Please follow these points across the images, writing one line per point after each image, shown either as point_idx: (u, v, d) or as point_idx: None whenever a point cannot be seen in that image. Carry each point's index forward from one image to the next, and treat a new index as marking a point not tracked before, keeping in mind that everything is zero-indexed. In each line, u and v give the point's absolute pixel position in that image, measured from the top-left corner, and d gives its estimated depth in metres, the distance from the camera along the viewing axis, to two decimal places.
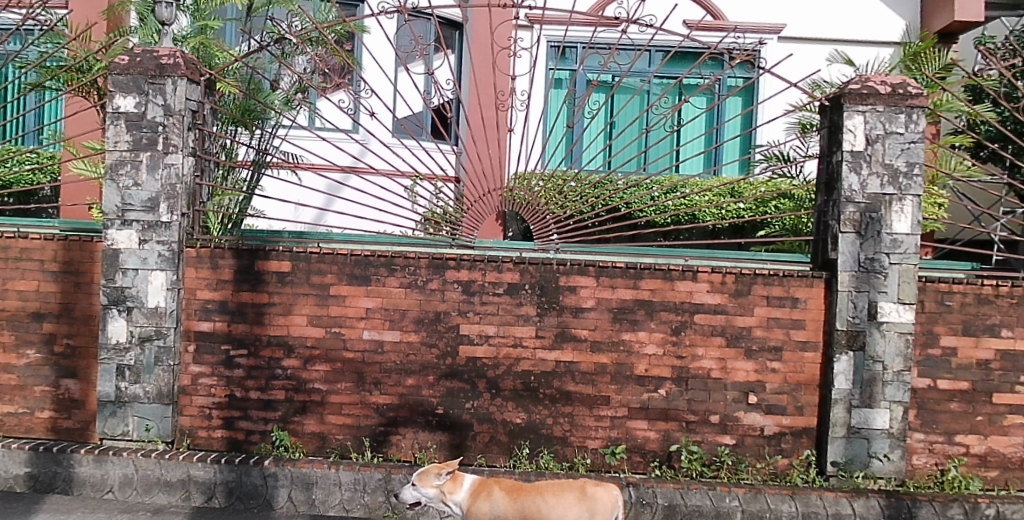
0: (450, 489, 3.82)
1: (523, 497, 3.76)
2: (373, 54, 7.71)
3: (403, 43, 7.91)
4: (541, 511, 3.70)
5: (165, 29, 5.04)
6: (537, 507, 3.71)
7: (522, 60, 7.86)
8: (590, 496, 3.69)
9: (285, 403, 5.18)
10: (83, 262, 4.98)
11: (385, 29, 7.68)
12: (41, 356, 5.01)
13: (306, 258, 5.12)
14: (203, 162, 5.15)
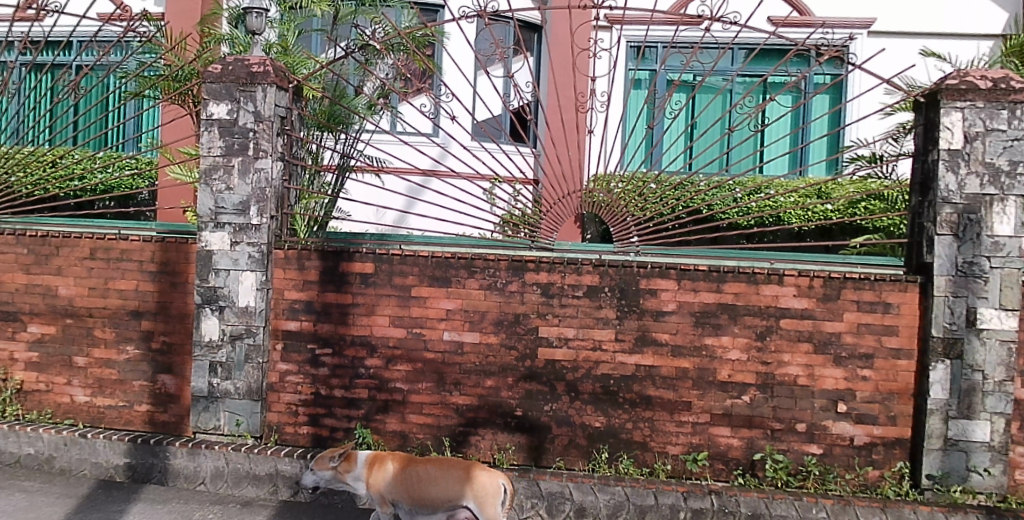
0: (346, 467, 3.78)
1: (412, 476, 3.69)
2: (453, 57, 7.86)
3: (483, 47, 8.03)
4: (426, 488, 3.65)
5: (255, 38, 5.19)
6: (425, 487, 3.65)
7: (601, 61, 7.88)
8: (474, 481, 3.58)
9: (368, 401, 5.27)
10: (178, 263, 5.10)
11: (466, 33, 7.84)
12: (140, 352, 5.15)
13: (388, 260, 5.22)
14: (291, 166, 5.28)
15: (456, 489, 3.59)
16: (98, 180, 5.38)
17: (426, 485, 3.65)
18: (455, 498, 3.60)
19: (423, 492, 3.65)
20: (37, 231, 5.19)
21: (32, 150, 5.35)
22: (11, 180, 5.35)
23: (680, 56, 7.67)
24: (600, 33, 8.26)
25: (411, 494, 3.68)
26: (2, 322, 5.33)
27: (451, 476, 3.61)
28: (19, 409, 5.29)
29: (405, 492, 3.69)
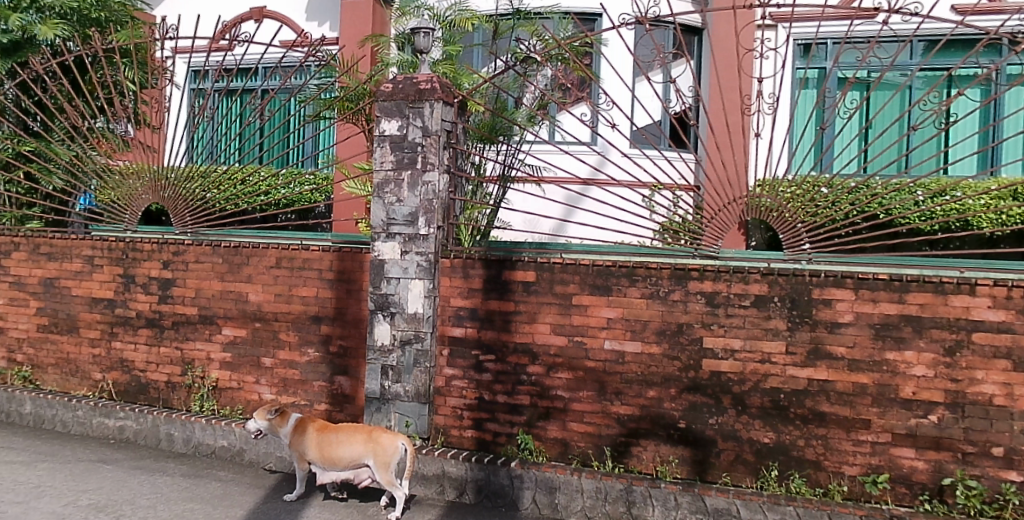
0: (279, 426, 4.69)
1: (329, 436, 4.54)
2: (613, 63, 8.00)
3: (643, 52, 8.12)
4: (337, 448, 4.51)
5: (423, 57, 5.39)
6: (337, 447, 4.50)
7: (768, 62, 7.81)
8: (378, 444, 4.43)
9: (530, 408, 5.34)
10: (354, 271, 5.28)
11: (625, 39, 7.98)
12: (320, 354, 5.33)
13: (549, 269, 5.27)
14: (456, 179, 5.43)
15: (363, 451, 4.44)
16: (282, 195, 5.66)
17: (339, 445, 4.50)
18: (362, 456, 4.46)
19: (335, 452, 4.47)
20: (230, 242, 5.43)
21: (224, 168, 5.58)
22: (207, 195, 5.62)
23: (856, 52, 7.68)
24: (767, 32, 8.07)
25: (327, 452, 4.55)
26: (197, 325, 5.54)
27: (360, 441, 4.46)
28: (214, 404, 5.52)
29: (323, 450, 4.55)
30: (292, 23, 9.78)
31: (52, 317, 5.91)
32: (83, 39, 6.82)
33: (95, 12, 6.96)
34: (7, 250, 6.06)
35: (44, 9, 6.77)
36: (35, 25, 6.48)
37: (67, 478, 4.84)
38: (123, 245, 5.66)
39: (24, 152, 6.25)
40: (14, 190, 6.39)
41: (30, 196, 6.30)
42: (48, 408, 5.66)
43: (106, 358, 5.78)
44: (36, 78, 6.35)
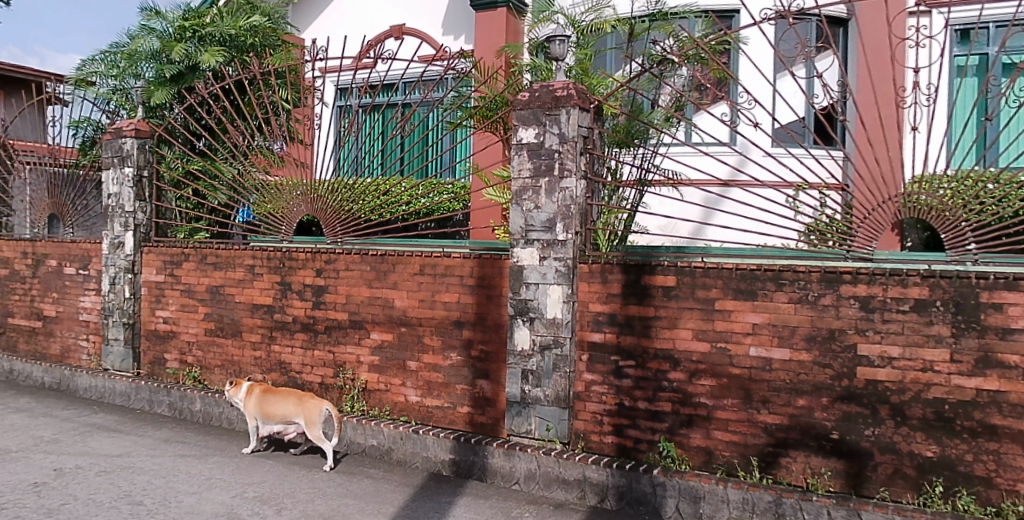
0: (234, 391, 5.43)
1: (268, 399, 5.24)
2: (752, 59, 7.89)
3: (786, 47, 7.89)
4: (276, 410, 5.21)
5: (559, 65, 5.44)
6: (275, 407, 5.21)
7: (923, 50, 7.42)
8: (306, 407, 5.10)
9: (672, 415, 5.22)
10: (495, 277, 5.38)
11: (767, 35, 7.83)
12: (461, 359, 5.46)
13: (691, 273, 5.13)
14: (594, 184, 5.43)
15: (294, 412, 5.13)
16: (423, 205, 5.80)
17: (275, 406, 5.21)
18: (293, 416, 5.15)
19: (272, 412, 5.18)
20: (376, 251, 5.66)
21: (368, 180, 5.83)
22: (352, 208, 5.90)
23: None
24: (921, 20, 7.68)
25: (266, 411, 5.27)
26: (347, 329, 5.82)
27: (292, 405, 5.15)
28: (364, 405, 5.79)
29: (264, 409, 5.26)
30: (430, 40, 10.32)
31: (218, 322, 6.38)
32: (240, 64, 7.66)
33: (250, 39, 7.80)
34: (177, 260, 6.58)
35: (205, 37, 7.65)
36: (199, 54, 7.42)
37: (235, 471, 5.18)
38: (280, 254, 6.03)
39: (191, 170, 6.86)
40: (184, 205, 7.00)
41: (198, 211, 6.86)
42: (215, 406, 6.08)
43: (266, 360, 6.17)
44: (201, 101, 7.10)
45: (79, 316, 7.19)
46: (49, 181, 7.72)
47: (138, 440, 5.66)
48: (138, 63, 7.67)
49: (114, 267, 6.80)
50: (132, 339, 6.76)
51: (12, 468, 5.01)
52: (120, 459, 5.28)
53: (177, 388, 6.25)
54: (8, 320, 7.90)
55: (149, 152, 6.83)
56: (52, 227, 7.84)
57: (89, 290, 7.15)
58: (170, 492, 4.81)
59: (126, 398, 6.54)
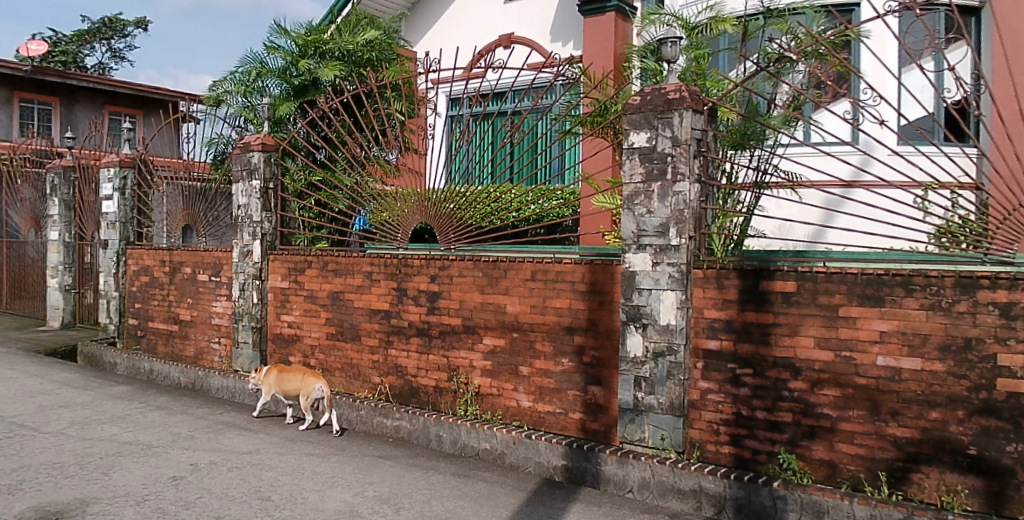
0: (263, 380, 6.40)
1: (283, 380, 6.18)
2: (877, 53, 7.75)
3: (913, 39, 7.67)
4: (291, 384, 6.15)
5: (671, 68, 5.38)
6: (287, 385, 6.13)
7: None
8: (307, 383, 6.02)
9: (793, 426, 4.93)
10: (606, 283, 5.34)
11: (892, 27, 7.70)
12: (574, 364, 5.46)
13: (812, 278, 4.83)
14: (708, 188, 5.31)
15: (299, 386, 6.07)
16: (533, 211, 5.86)
17: (286, 382, 6.13)
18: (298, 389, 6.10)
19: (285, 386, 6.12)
20: (487, 257, 5.76)
21: (477, 188, 5.94)
22: (462, 215, 6.04)
23: None
24: None
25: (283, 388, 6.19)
26: (461, 334, 5.92)
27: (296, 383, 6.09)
28: (477, 409, 5.87)
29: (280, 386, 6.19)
30: (539, 48, 10.48)
31: (338, 326, 6.63)
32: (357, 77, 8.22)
33: (367, 54, 8.38)
34: (301, 267, 6.88)
35: (326, 53, 8.24)
36: (319, 69, 8.07)
37: (355, 470, 5.35)
38: (396, 261, 6.22)
39: (314, 181, 7.03)
40: (307, 214, 7.18)
41: (320, 220, 7.02)
42: (337, 407, 6.35)
43: (383, 364, 6.36)
44: (324, 114, 7.33)
45: (211, 320, 7.65)
46: (185, 194, 8.26)
47: (266, 439, 5.94)
48: (264, 79, 8.22)
49: (243, 273, 7.18)
50: (259, 342, 7.12)
51: (154, 462, 5.36)
52: (250, 456, 5.56)
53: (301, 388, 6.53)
54: (147, 324, 8.47)
55: (275, 165, 7.19)
56: (187, 236, 8.32)
57: (219, 295, 7.60)
58: (296, 489, 5.02)
59: (255, 398, 6.88)
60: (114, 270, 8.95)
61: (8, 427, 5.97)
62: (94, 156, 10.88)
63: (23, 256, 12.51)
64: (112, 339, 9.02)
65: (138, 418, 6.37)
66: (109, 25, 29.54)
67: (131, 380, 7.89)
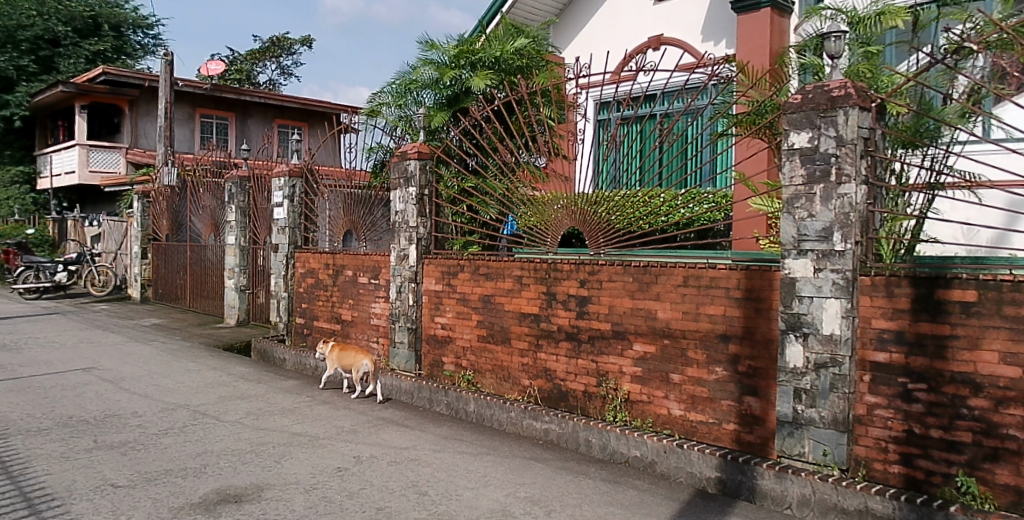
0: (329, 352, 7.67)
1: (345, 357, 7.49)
2: None
3: None
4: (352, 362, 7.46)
5: (835, 64, 5.07)
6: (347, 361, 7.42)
7: None
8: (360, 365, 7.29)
9: (972, 446, 4.31)
10: (763, 290, 5.12)
11: None
12: (728, 373, 5.28)
13: (996, 287, 4.20)
14: (875, 189, 4.92)
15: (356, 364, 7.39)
16: (683, 215, 5.70)
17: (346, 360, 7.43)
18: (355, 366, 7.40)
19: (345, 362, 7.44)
20: (637, 262, 5.73)
21: (626, 192, 5.93)
22: (611, 219, 6.05)
23: None
24: None
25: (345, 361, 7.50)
26: (610, 339, 5.90)
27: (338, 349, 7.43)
28: (627, 415, 5.83)
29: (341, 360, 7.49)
30: (691, 49, 10.38)
31: (489, 329, 6.81)
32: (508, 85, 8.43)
33: (518, 61, 8.60)
34: (453, 271, 7.13)
35: (476, 62, 8.54)
36: (470, 79, 8.40)
37: (507, 471, 5.43)
38: (546, 265, 6.32)
39: (466, 188, 7.23)
40: (460, 220, 7.39)
41: (471, 225, 7.22)
42: (487, 408, 6.49)
43: (533, 367, 6.46)
44: (475, 122, 7.50)
45: (370, 320, 8.09)
46: (347, 200, 8.73)
47: (422, 436, 6.16)
48: (418, 91, 8.73)
49: (400, 277, 7.54)
50: (414, 342, 7.45)
51: (320, 453, 5.69)
52: (406, 451, 5.78)
53: (456, 388, 6.76)
54: (313, 323, 9.04)
55: (430, 173, 7.46)
56: (348, 241, 8.79)
57: (378, 297, 8.02)
58: (451, 486, 5.15)
59: (413, 395, 7.17)
60: (284, 272, 9.60)
61: (195, 415, 6.55)
62: (265, 167, 11.70)
63: (205, 259, 13.70)
64: (281, 336, 9.66)
65: (305, 411, 6.79)
66: (278, 43, 31.59)
67: (298, 375, 8.43)
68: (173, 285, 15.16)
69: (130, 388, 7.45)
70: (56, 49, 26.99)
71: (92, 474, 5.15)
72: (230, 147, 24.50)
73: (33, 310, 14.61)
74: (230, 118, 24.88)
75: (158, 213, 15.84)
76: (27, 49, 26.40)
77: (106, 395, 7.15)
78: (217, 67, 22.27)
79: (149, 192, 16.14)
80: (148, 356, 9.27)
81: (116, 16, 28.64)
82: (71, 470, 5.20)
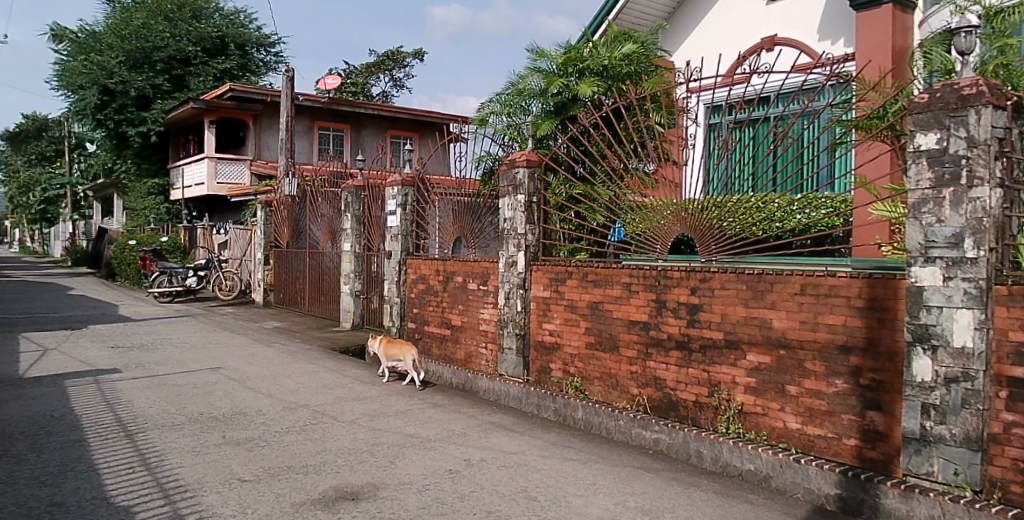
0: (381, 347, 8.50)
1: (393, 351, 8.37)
2: None
3: None
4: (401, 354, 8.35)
5: (965, 60, 4.76)
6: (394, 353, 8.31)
7: None
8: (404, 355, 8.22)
9: None
10: (888, 299, 4.84)
11: None
12: (849, 386, 5.04)
13: None
14: (1012, 192, 4.56)
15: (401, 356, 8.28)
16: (799, 221, 5.53)
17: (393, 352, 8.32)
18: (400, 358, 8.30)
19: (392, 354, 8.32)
20: (751, 270, 5.60)
21: (739, 198, 5.85)
22: (723, 226, 5.95)
23: None
24: None
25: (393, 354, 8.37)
26: (723, 349, 5.79)
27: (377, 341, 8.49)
28: (740, 427, 5.69)
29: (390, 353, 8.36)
30: (807, 49, 10.07)
31: (597, 336, 6.82)
32: (615, 91, 8.64)
33: (625, 67, 8.86)
34: (562, 278, 7.20)
35: (584, 70, 8.89)
36: (578, 86, 8.74)
37: (617, 480, 5.39)
38: (655, 272, 6.27)
39: (574, 194, 7.21)
40: (567, 227, 7.36)
41: (579, 231, 7.19)
42: (596, 416, 6.51)
43: (641, 375, 6.42)
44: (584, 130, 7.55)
45: (479, 325, 8.24)
46: (456, 208, 9.00)
47: (530, 442, 6.22)
48: (526, 100, 9.19)
49: (509, 283, 7.69)
50: (522, 348, 7.58)
51: (432, 455, 5.83)
52: (516, 456, 5.84)
53: (565, 395, 6.81)
54: (424, 327, 9.28)
55: (538, 180, 7.58)
56: (457, 248, 9.08)
57: (487, 303, 8.16)
58: (560, 492, 5.15)
59: (522, 401, 7.26)
60: (397, 278, 9.89)
61: (313, 414, 6.85)
62: (379, 177, 12.16)
63: (322, 265, 14.31)
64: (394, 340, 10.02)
65: (417, 413, 6.98)
66: (391, 57, 32.81)
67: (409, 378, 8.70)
68: (292, 289, 15.98)
69: (254, 387, 7.88)
70: (188, 68, 28.82)
71: (220, 468, 5.46)
72: (345, 158, 25.59)
73: (168, 312, 15.69)
74: (345, 130, 25.99)
75: (278, 222, 16.68)
76: (161, 69, 28.37)
77: (233, 394, 7.58)
78: (337, 79, 22.89)
79: (271, 201, 17.00)
80: (270, 357, 9.77)
81: (241, 35, 30.41)
82: (202, 464, 5.53)
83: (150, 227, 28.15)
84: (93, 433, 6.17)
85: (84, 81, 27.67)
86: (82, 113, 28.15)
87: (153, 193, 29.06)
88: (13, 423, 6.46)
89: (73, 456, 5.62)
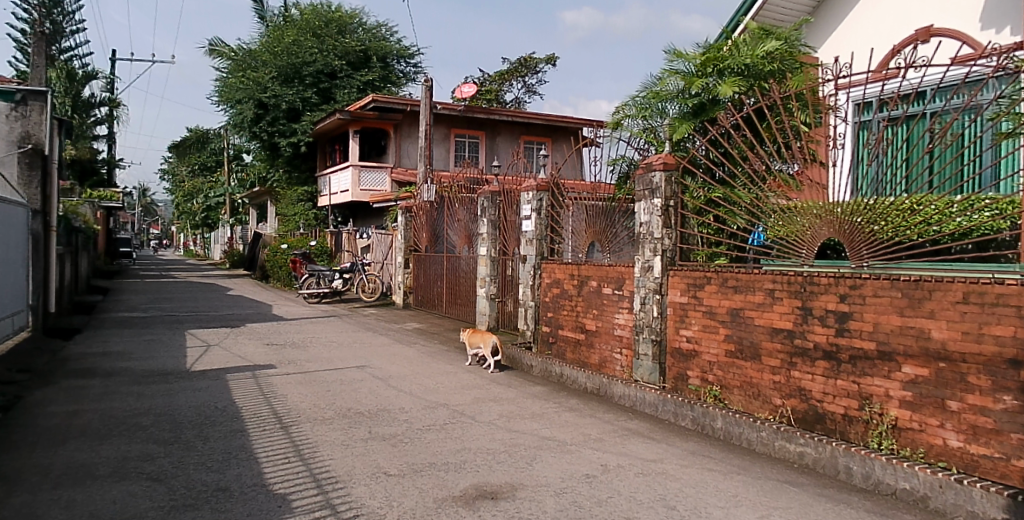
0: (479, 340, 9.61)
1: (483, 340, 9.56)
2: None
3: None
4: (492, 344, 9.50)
5: None
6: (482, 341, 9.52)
7: None
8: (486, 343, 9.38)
9: None
10: None
11: None
12: (1019, 404, 4.55)
13: None
14: None
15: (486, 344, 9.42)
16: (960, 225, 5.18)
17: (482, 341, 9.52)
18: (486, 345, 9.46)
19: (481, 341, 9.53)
20: (908, 276, 5.28)
21: (892, 200, 5.51)
22: (874, 229, 5.63)
23: None
24: None
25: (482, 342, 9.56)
26: (876, 361, 5.48)
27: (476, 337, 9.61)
28: (894, 444, 5.34)
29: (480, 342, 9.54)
30: (969, 39, 9.29)
31: (737, 343, 6.65)
32: (758, 91, 8.37)
33: (768, 66, 8.60)
34: (700, 283, 7.06)
35: (724, 70, 8.70)
36: (719, 87, 8.57)
37: (759, 492, 5.23)
38: (801, 278, 6.04)
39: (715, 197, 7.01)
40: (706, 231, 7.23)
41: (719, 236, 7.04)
42: (736, 426, 6.35)
43: (786, 385, 6.20)
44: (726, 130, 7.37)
45: (615, 331, 8.23)
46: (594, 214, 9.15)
47: (668, 449, 6.14)
48: (664, 102, 9.12)
49: (644, 288, 7.64)
50: (659, 355, 7.52)
51: (569, 459, 5.87)
52: (653, 464, 5.79)
53: (703, 404, 6.69)
54: (558, 332, 9.38)
55: (676, 184, 7.48)
56: (591, 251, 9.22)
57: (622, 308, 8.15)
58: (699, 502, 5.04)
59: (658, 407, 7.19)
60: (531, 282, 10.01)
61: (453, 414, 7.08)
62: (516, 182, 12.40)
63: (459, 269, 14.73)
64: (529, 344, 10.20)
65: (554, 417, 7.07)
66: (525, 64, 33.31)
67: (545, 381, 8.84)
68: (430, 292, 16.57)
69: (397, 386, 8.23)
70: (334, 81, 30.44)
71: (368, 462, 5.74)
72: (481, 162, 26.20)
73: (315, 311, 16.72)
74: (481, 137, 26.57)
75: (418, 227, 17.29)
76: (310, 83, 30.00)
77: (377, 391, 7.96)
78: (469, 90, 22.96)
79: (412, 207, 17.71)
80: (411, 357, 10.19)
81: (382, 48, 31.80)
82: (350, 457, 5.85)
83: (299, 231, 30.12)
84: (252, 424, 6.67)
85: (242, 95, 29.66)
86: (240, 126, 30.37)
87: (303, 200, 31.16)
88: (184, 412, 7.09)
89: (235, 444, 6.10)
